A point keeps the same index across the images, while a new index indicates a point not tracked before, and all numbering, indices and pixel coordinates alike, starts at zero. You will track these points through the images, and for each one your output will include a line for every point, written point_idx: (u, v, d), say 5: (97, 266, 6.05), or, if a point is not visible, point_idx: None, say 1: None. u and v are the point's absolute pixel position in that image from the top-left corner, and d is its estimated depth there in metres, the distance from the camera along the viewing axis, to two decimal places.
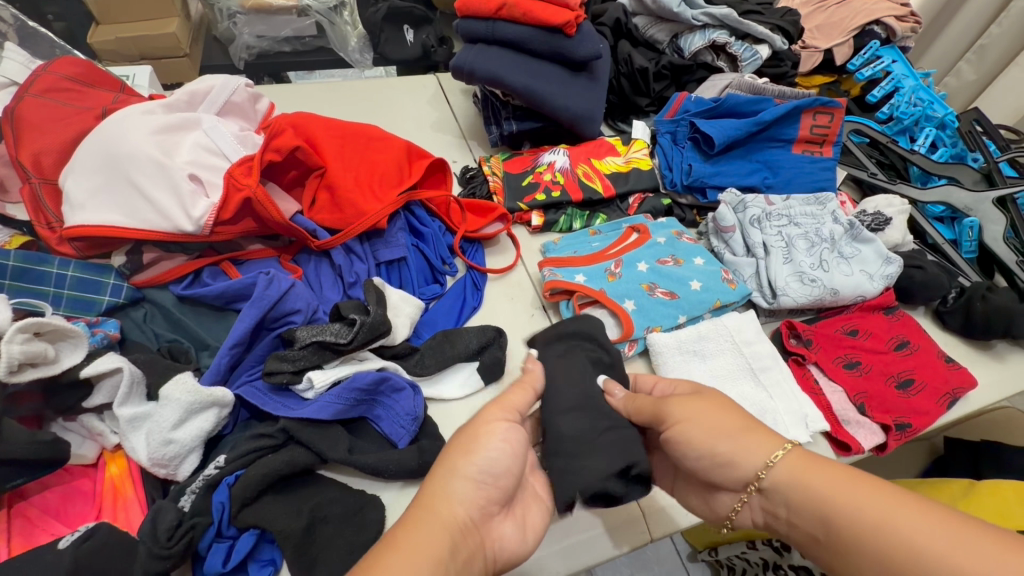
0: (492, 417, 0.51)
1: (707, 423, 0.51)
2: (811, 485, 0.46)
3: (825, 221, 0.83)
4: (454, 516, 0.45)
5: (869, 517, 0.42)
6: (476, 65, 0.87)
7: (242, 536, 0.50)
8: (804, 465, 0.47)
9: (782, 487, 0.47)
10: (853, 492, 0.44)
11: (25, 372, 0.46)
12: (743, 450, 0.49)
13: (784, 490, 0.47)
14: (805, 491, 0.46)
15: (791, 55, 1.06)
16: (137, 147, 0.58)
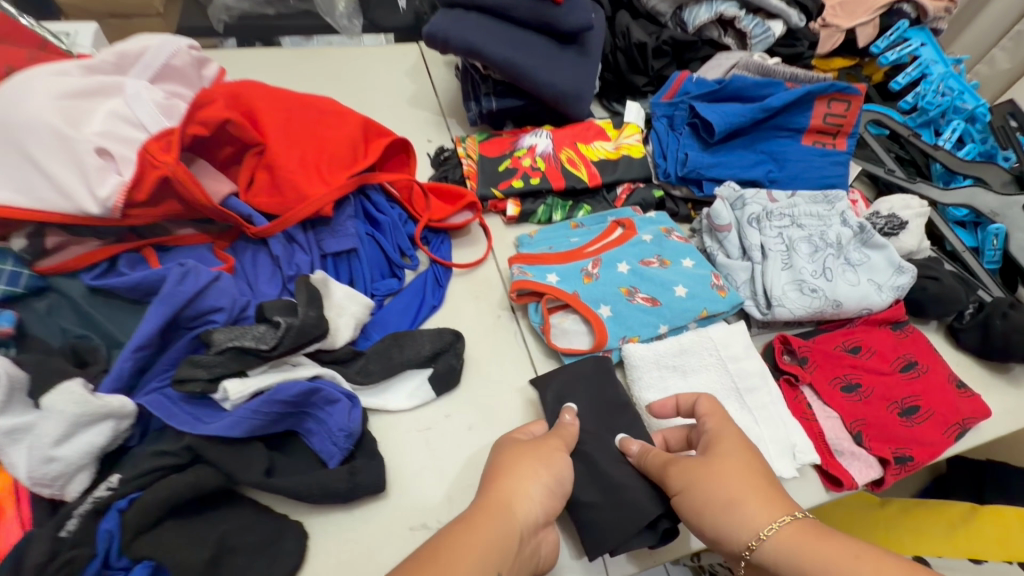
0: (557, 441, 0.51)
1: (711, 483, 0.47)
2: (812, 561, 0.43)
3: (832, 223, 0.74)
4: (526, 514, 0.45)
5: None
6: (450, 33, 0.78)
7: (134, 568, 0.44)
8: (806, 538, 0.44)
9: (781, 560, 0.44)
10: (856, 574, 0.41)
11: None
12: (748, 516, 0.46)
13: (783, 564, 0.43)
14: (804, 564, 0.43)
15: (809, 34, 0.95)
16: (36, 115, 0.50)
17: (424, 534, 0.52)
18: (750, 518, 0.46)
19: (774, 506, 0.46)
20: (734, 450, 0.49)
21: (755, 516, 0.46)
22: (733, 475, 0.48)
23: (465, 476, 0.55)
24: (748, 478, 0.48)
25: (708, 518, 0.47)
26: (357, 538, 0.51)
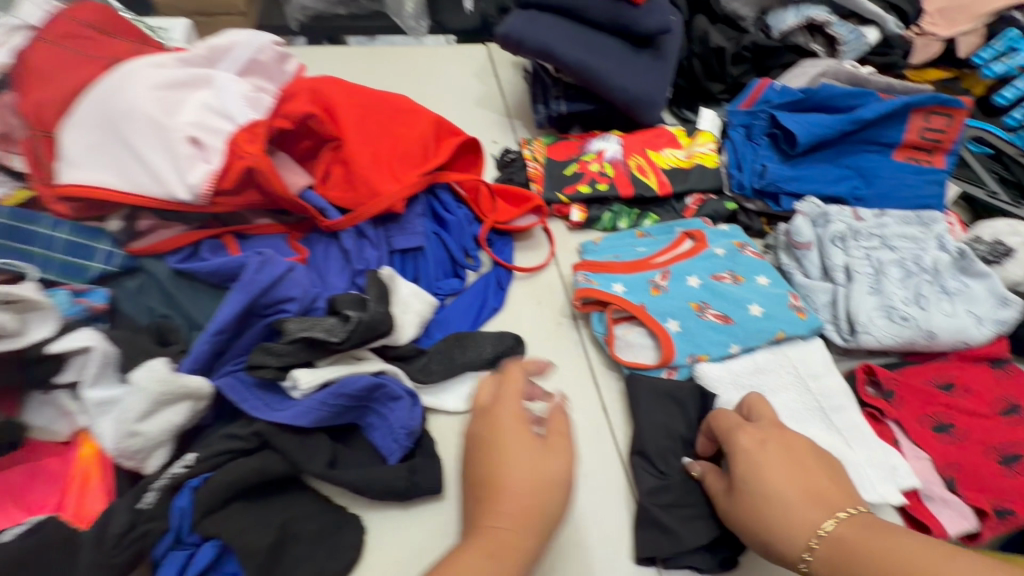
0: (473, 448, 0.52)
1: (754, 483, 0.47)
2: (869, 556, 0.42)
3: (927, 247, 0.68)
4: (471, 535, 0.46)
5: None
6: (525, 34, 0.77)
7: (204, 545, 0.44)
8: (866, 535, 0.43)
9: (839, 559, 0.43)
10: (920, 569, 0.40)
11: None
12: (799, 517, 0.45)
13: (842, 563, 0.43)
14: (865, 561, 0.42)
15: (904, 42, 0.89)
16: (137, 104, 0.53)
17: None
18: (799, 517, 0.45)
19: (820, 508, 0.46)
20: (771, 451, 0.49)
21: (804, 514, 0.45)
22: (777, 479, 0.47)
23: None
24: (791, 479, 0.47)
25: (763, 528, 0.46)
26: (411, 536, 0.50)
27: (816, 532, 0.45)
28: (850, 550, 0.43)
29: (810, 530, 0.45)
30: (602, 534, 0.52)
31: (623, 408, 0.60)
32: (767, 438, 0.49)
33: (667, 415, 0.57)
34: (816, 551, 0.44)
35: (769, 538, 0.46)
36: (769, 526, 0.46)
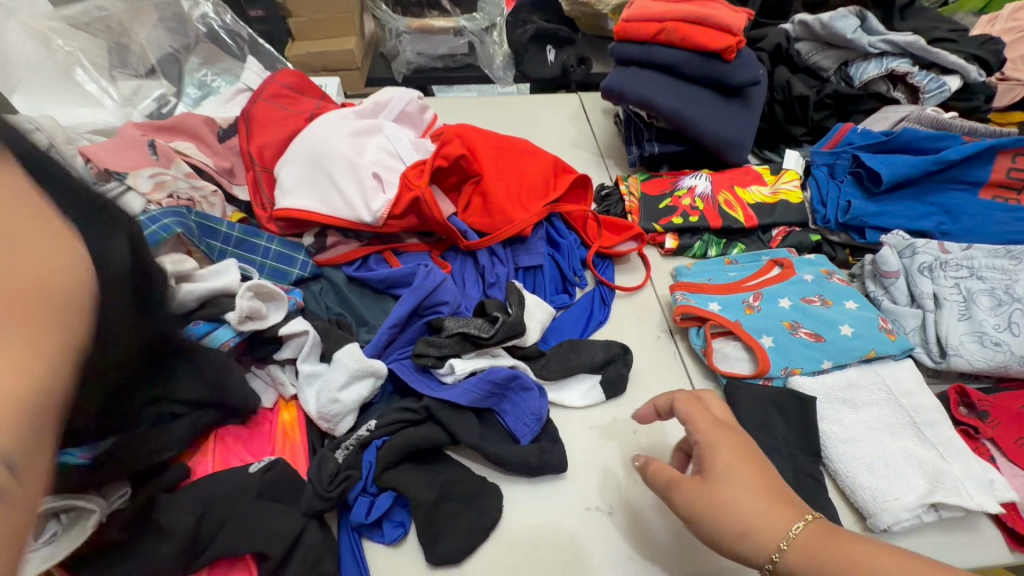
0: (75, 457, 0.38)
1: (723, 483, 0.47)
2: (832, 561, 0.42)
3: (1019, 278, 0.71)
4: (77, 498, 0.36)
5: None
6: (626, 87, 0.89)
7: (381, 495, 0.55)
8: (827, 536, 0.44)
9: (807, 563, 0.43)
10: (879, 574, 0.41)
11: (246, 323, 0.57)
12: (767, 520, 0.45)
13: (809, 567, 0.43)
14: (827, 564, 0.42)
15: (987, 88, 0.94)
16: (335, 148, 0.68)
17: (599, 516, 0.58)
18: (769, 522, 0.45)
19: (787, 511, 0.46)
20: (734, 458, 0.48)
21: (774, 520, 0.45)
22: (738, 477, 0.47)
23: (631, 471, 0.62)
24: (753, 483, 0.47)
25: (730, 533, 0.46)
26: (538, 507, 0.59)
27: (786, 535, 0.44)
28: (818, 553, 0.43)
29: (776, 537, 0.45)
30: None
31: None
32: (737, 445, 0.50)
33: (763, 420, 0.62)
34: (784, 555, 0.44)
35: (736, 544, 0.46)
36: (737, 530, 0.45)
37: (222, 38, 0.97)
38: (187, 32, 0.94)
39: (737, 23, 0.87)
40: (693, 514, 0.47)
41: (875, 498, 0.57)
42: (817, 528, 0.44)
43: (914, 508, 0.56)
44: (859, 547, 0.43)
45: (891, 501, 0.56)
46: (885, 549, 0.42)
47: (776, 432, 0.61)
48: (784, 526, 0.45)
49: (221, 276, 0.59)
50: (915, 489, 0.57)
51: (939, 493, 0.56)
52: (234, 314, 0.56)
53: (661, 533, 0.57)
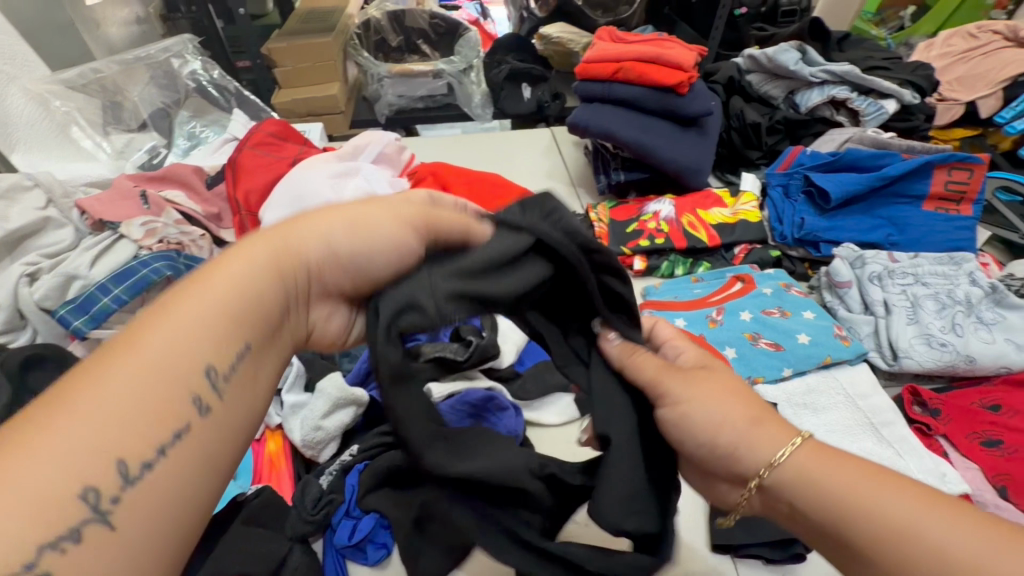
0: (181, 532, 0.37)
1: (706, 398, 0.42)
2: (827, 482, 0.37)
3: (960, 283, 0.77)
4: None
5: (894, 522, 0.34)
6: (591, 121, 0.95)
7: (364, 518, 0.57)
8: (824, 458, 0.38)
9: (801, 482, 0.38)
10: (881, 500, 0.35)
11: None
12: (758, 438, 0.40)
13: (803, 487, 0.38)
14: (826, 489, 0.37)
15: (925, 109, 1.01)
16: (316, 190, 0.73)
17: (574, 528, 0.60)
18: (759, 445, 0.40)
19: (778, 429, 0.41)
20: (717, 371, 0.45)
21: (763, 442, 0.40)
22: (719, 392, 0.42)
23: None
24: (732, 397, 0.43)
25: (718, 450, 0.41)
26: None
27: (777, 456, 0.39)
28: (813, 472, 0.38)
29: (768, 455, 0.39)
30: (680, 527, 0.60)
31: None
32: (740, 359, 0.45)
33: None
34: (774, 473, 0.39)
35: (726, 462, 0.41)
36: (733, 441, 0.41)
37: (210, 91, 1.04)
38: (177, 87, 1.02)
39: (688, 61, 0.94)
40: (682, 403, 0.42)
41: None
42: (813, 446, 0.39)
43: None
44: (855, 469, 0.37)
45: None
46: (872, 469, 0.37)
47: None
48: (778, 445, 0.39)
49: None
50: None
51: None
52: None
53: None
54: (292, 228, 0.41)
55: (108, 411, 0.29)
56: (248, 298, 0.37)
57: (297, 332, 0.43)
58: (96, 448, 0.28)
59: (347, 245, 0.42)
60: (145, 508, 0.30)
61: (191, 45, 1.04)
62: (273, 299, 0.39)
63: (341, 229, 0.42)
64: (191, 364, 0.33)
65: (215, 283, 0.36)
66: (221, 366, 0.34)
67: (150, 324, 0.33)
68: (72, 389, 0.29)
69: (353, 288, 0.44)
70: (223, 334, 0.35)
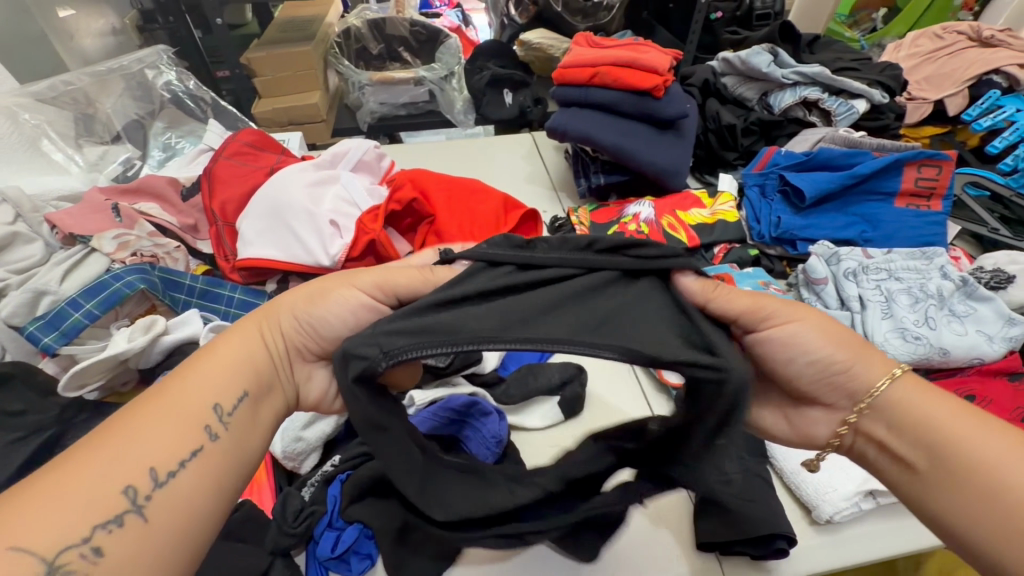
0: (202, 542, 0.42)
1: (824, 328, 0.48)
2: (924, 413, 0.43)
3: (931, 277, 0.79)
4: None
5: (970, 455, 0.40)
6: (569, 125, 0.96)
7: (347, 529, 0.57)
8: (921, 395, 0.45)
9: (899, 408, 0.45)
10: (970, 441, 0.41)
11: None
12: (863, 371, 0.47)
13: (898, 412, 0.45)
14: (916, 417, 0.44)
15: (894, 108, 1.05)
16: (293, 199, 0.73)
17: None
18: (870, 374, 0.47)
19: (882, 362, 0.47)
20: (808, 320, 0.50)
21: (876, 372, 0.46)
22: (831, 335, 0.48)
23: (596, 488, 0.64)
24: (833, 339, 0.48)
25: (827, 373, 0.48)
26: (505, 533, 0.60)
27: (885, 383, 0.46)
28: (907, 404, 0.44)
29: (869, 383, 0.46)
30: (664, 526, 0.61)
31: None
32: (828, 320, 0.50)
33: None
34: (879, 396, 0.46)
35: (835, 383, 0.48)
36: (840, 364, 0.47)
37: (185, 102, 1.04)
38: (153, 99, 1.02)
39: (663, 64, 0.95)
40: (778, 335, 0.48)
41: (819, 491, 0.60)
42: (910, 384, 0.46)
43: (851, 497, 0.59)
44: (954, 412, 0.43)
45: (830, 493, 0.60)
46: (972, 418, 0.42)
47: None
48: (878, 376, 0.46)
49: (187, 326, 0.62)
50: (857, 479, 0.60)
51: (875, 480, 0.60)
52: None
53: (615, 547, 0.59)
54: (270, 306, 0.51)
55: (136, 440, 0.38)
56: (237, 361, 0.47)
57: (287, 393, 0.50)
58: (126, 470, 0.37)
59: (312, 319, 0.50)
60: (173, 506, 0.38)
61: (165, 55, 1.04)
62: (260, 359, 0.48)
63: (302, 301, 0.51)
64: (196, 408, 0.42)
65: (215, 356, 0.47)
66: (225, 407, 0.44)
67: (169, 385, 0.43)
68: (116, 429, 0.39)
69: (320, 351, 0.51)
70: (221, 386, 0.44)
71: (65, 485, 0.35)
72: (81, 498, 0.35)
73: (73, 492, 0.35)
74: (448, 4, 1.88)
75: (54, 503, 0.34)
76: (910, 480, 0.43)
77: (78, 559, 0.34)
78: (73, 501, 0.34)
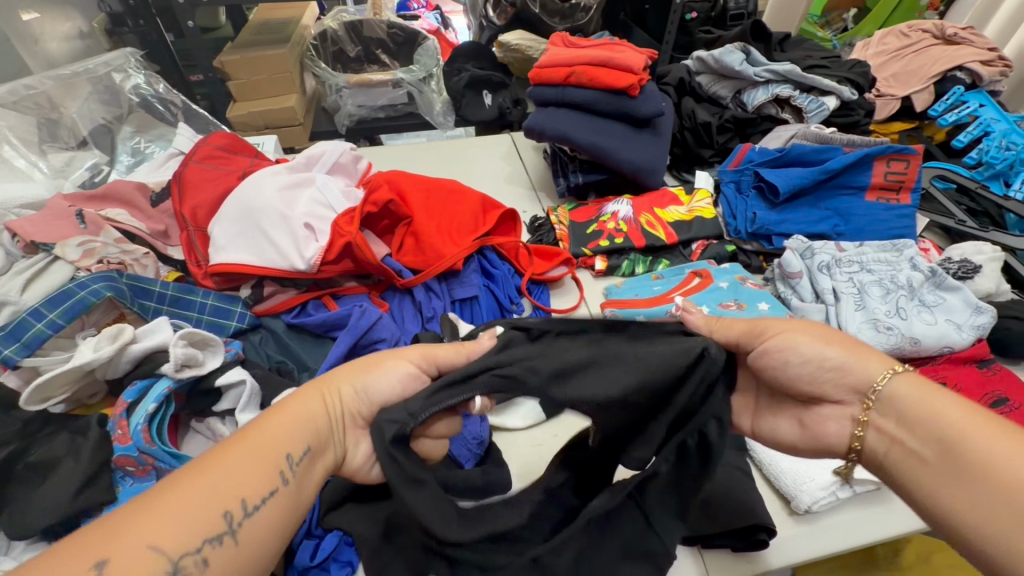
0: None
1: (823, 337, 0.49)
2: (927, 409, 0.42)
3: (902, 268, 0.80)
4: None
5: (970, 457, 0.39)
6: (546, 125, 0.96)
7: (327, 536, 0.56)
8: (914, 389, 0.44)
9: (906, 405, 0.43)
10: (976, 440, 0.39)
11: (183, 371, 0.58)
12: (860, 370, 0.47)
13: (906, 409, 0.43)
14: (924, 414, 0.42)
15: (863, 104, 1.07)
16: (266, 202, 0.71)
17: None
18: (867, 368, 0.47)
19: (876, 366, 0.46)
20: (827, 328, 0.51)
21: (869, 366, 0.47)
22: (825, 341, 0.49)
23: None
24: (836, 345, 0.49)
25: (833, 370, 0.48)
26: None
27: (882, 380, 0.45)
28: (910, 400, 0.43)
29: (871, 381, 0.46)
30: None
31: None
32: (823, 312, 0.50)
33: None
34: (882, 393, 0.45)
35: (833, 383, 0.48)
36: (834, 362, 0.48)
37: (155, 106, 1.02)
38: (120, 103, 1.00)
39: (637, 64, 0.96)
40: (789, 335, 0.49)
41: (796, 481, 0.61)
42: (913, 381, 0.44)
43: (828, 486, 0.60)
44: (955, 407, 0.42)
45: (807, 482, 0.61)
46: (976, 413, 0.41)
47: None
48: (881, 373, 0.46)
49: (155, 334, 0.60)
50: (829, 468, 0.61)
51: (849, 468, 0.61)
52: (169, 365, 0.56)
53: None
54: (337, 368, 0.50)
55: (228, 478, 0.38)
56: (306, 415, 0.46)
57: (338, 456, 0.48)
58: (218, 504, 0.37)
59: (365, 385, 0.49)
60: (254, 535, 0.38)
61: (134, 59, 1.02)
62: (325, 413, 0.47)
63: (359, 368, 0.50)
64: (271, 457, 0.41)
65: (289, 406, 0.46)
66: (296, 456, 0.43)
67: (253, 427, 0.43)
68: (202, 467, 0.39)
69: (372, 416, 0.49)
70: (290, 436, 0.43)
71: (174, 508, 0.35)
72: (186, 519, 0.35)
73: (182, 514, 0.35)
74: (426, 6, 1.87)
75: (166, 527, 0.34)
76: (916, 472, 0.41)
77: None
78: (181, 521, 0.35)
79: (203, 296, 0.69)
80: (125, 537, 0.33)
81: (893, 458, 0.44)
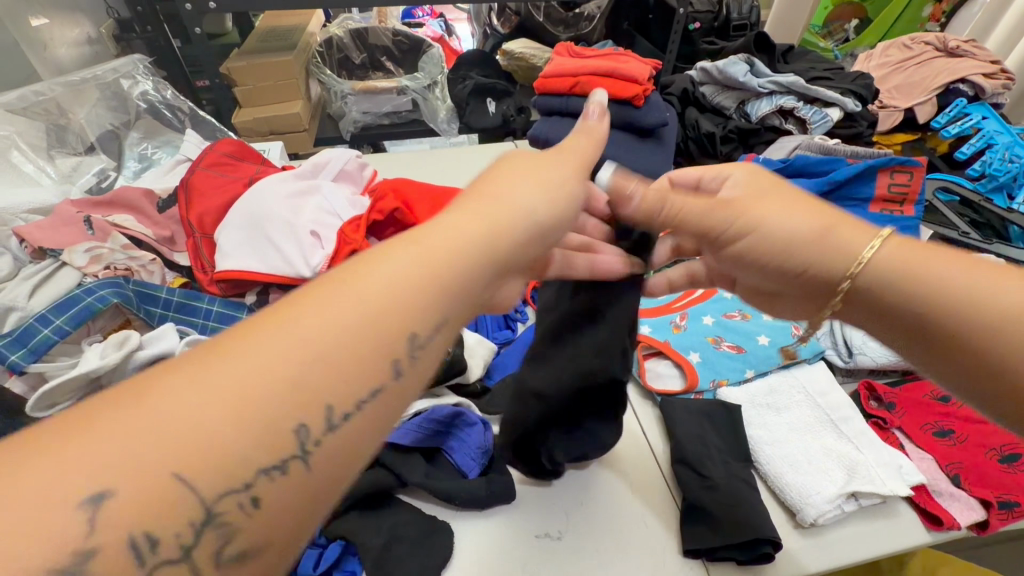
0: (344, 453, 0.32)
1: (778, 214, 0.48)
2: (919, 268, 0.43)
3: None
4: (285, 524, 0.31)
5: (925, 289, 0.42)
6: (551, 135, 0.97)
7: (331, 545, 0.56)
8: (903, 251, 0.44)
9: (885, 271, 0.44)
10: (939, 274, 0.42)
11: None
12: (847, 236, 0.46)
13: (885, 271, 0.44)
14: (901, 273, 0.43)
15: (867, 115, 1.07)
16: (274, 210, 0.72)
17: (548, 542, 0.59)
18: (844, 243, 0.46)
19: (858, 240, 0.46)
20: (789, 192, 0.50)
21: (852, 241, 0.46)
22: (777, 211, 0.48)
23: (578, 497, 0.63)
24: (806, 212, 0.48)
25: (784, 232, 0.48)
26: (492, 539, 0.59)
27: (862, 253, 0.45)
28: (893, 264, 0.44)
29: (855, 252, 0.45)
30: (649, 532, 0.60)
31: (659, 430, 0.70)
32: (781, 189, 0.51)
33: (697, 446, 0.64)
34: (863, 267, 0.45)
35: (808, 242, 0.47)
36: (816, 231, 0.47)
37: (162, 112, 1.04)
38: (128, 109, 1.01)
39: (642, 74, 0.97)
40: None
41: (802, 494, 0.60)
42: (895, 245, 0.44)
43: (834, 499, 0.59)
44: (935, 258, 0.43)
45: (815, 494, 0.60)
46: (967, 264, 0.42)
47: (708, 444, 0.65)
48: (860, 250, 0.45)
49: (160, 341, 0.60)
50: (833, 479, 0.60)
51: (854, 482, 0.60)
52: None
53: (599, 556, 0.58)
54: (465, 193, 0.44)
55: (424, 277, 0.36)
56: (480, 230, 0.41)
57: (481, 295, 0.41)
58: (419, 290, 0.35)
59: (513, 205, 0.43)
60: (341, 445, 0.32)
61: (142, 65, 1.03)
62: (452, 261, 0.37)
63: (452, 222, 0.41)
64: (432, 288, 0.36)
65: (395, 250, 0.37)
66: (423, 335, 0.35)
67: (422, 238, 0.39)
68: (275, 321, 0.33)
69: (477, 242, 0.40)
70: (419, 309, 0.35)
71: (258, 343, 0.31)
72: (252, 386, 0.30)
73: (218, 425, 0.28)
74: (431, 14, 1.89)
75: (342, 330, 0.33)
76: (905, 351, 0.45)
77: (235, 508, 0.28)
78: (237, 391, 0.29)
79: (208, 303, 0.69)
80: (94, 474, 0.25)
81: (891, 345, 0.47)
